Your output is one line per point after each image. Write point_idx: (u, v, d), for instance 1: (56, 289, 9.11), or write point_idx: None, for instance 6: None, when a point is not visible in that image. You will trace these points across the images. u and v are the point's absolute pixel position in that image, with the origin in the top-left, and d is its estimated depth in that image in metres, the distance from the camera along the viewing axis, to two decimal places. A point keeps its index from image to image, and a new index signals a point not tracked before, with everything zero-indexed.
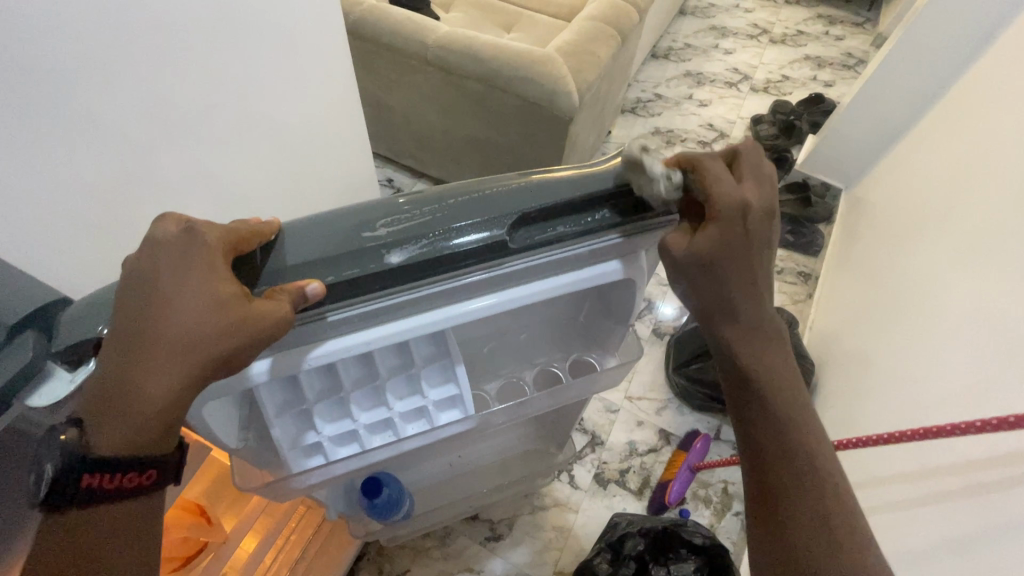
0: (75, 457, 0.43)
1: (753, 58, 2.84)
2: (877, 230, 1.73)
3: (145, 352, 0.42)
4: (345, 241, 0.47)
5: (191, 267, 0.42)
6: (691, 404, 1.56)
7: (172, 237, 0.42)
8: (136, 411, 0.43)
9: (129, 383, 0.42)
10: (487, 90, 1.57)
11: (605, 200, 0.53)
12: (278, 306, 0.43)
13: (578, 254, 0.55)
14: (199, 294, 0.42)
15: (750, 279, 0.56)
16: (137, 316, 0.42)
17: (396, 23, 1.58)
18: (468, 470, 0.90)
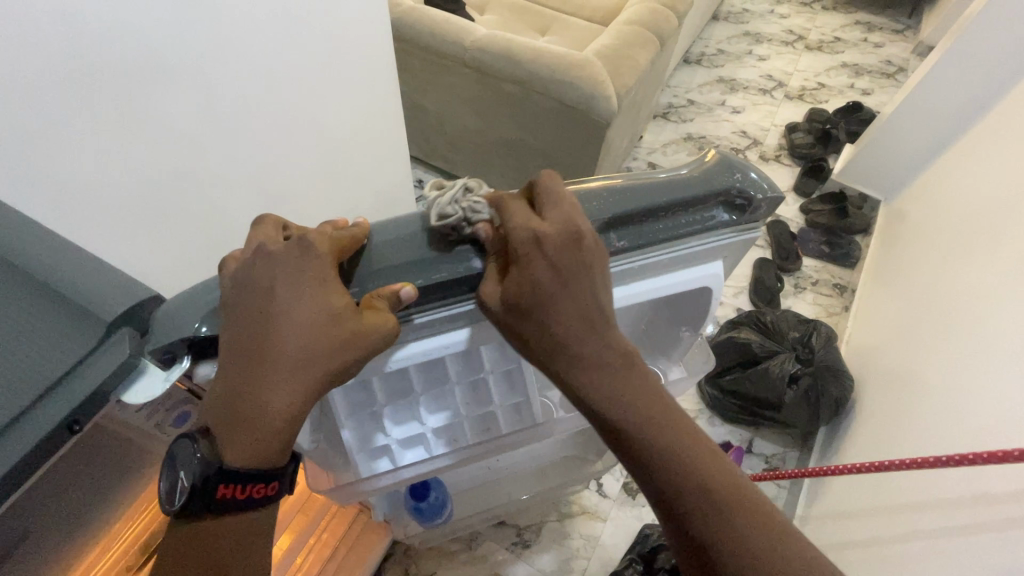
0: (212, 469, 0.45)
1: (788, 65, 2.80)
2: (920, 243, 1.68)
3: (267, 366, 0.45)
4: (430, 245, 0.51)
5: (306, 283, 0.45)
6: (723, 416, 1.53)
7: (285, 250, 0.45)
8: (271, 421, 0.46)
9: (262, 396, 0.45)
10: (523, 93, 1.56)
11: (686, 208, 0.51)
12: (379, 310, 0.47)
13: (660, 261, 0.55)
14: (317, 305, 0.46)
15: (562, 323, 0.50)
16: (258, 332, 0.44)
17: (434, 25, 1.58)
18: (506, 476, 0.89)
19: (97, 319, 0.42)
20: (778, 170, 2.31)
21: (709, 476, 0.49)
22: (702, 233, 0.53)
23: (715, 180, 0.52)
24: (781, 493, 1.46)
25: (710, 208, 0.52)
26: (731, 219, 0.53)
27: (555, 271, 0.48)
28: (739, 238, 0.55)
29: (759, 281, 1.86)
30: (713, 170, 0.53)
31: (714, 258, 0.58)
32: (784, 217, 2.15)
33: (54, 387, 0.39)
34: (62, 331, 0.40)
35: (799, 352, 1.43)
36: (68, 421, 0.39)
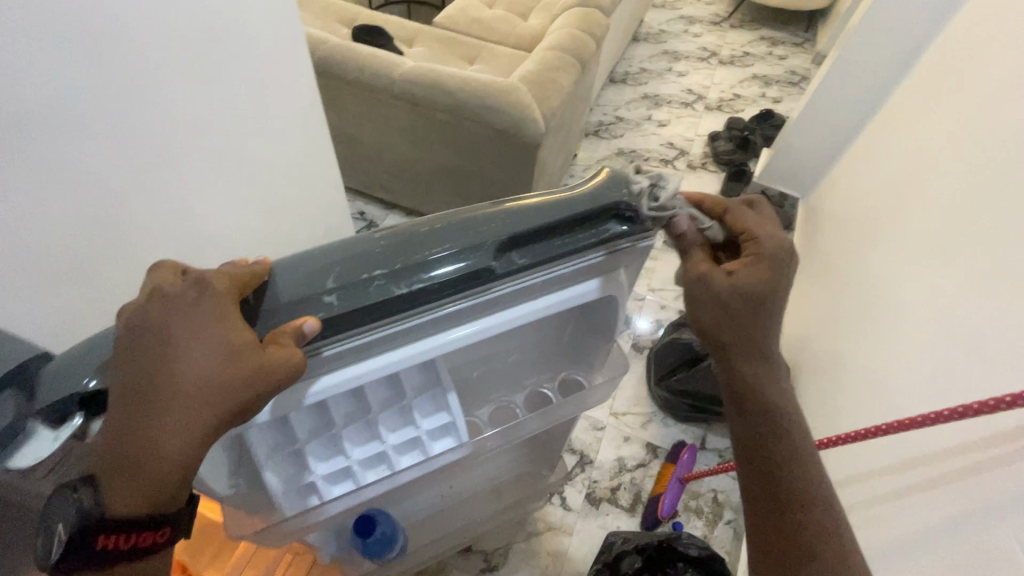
0: (92, 519, 0.44)
1: (705, 79, 2.99)
2: (835, 235, 1.81)
3: (159, 407, 0.44)
4: (329, 276, 0.49)
5: (204, 322, 0.45)
6: (676, 416, 1.58)
7: (183, 289, 0.45)
8: (158, 467, 0.45)
9: (151, 441, 0.45)
10: (455, 120, 1.60)
11: (580, 225, 0.54)
12: (287, 348, 0.46)
13: (562, 275, 0.57)
14: (215, 344, 0.45)
15: (760, 318, 0.65)
16: (151, 375, 0.44)
17: (362, 60, 1.61)
18: (461, 501, 0.89)
19: None
20: (706, 177, 2.44)
21: (815, 462, 0.68)
22: (600, 245, 0.55)
23: (605, 195, 0.54)
24: (736, 485, 1.50)
25: (602, 222, 0.55)
26: (626, 230, 0.56)
27: (790, 258, 0.65)
28: (637, 246, 0.58)
29: None
30: (608, 183, 0.55)
31: (614, 267, 0.60)
32: None
33: None
34: None
35: None
36: None
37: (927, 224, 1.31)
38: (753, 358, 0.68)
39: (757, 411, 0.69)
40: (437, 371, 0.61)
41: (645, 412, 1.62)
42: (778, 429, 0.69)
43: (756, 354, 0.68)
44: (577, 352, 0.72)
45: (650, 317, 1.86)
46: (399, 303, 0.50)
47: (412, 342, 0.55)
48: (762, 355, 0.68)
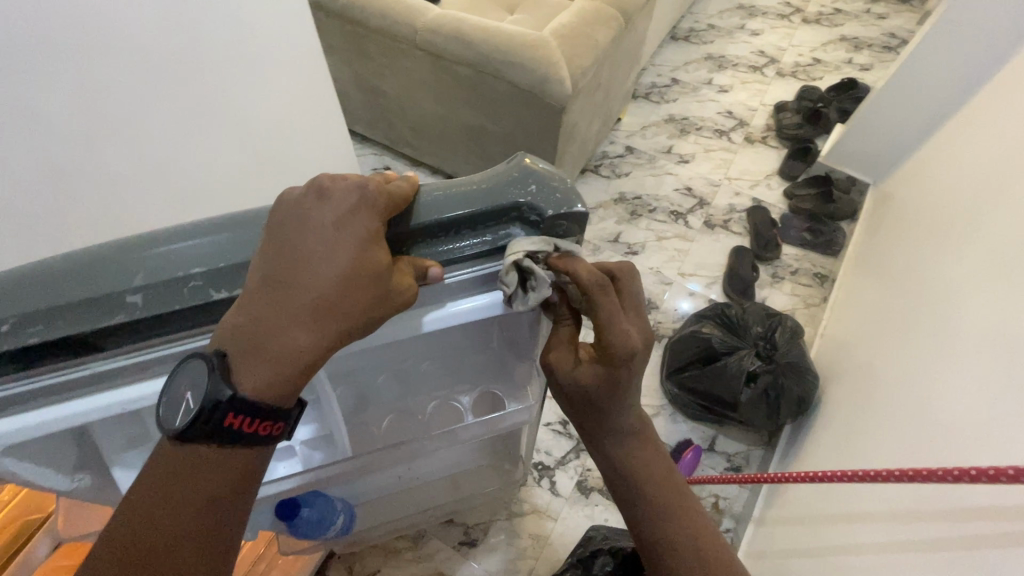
0: (221, 398, 0.42)
1: (782, 39, 2.65)
2: (901, 231, 1.58)
3: (290, 301, 0.43)
4: (160, 265, 0.45)
5: (355, 230, 0.43)
6: (685, 412, 1.48)
7: (346, 192, 0.43)
8: (283, 360, 0.44)
9: (285, 333, 0.43)
10: (477, 76, 1.49)
11: (474, 227, 0.50)
12: (408, 281, 0.47)
13: (458, 281, 0.53)
14: (355, 255, 0.43)
15: (599, 405, 0.62)
16: (293, 271, 0.43)
17: (384, 6, 1.51)
18: (414, 487, 0.86)
19: None
20: (763, 153, 2.20)
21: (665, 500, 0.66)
22: (500, 250, 0.52)
23: (504, 194, 0.49)
24: (741, 494, 1.42)
25: (500, 224, 0.50)
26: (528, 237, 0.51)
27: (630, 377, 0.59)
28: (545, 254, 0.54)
29: (734, 270, 1.78)
30: (505, 180, 0.49)
31: None
32: (766, 202, 2.05)
33: None
34: None
35: (761, 348, 1.37)
36: None
37: (1008, 228, 1.09)
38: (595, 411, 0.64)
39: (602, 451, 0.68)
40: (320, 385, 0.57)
41: (652, 404, 1.53)
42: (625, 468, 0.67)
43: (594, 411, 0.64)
44: (491, 369, 0.70)
45: (674, 304, 1.73)
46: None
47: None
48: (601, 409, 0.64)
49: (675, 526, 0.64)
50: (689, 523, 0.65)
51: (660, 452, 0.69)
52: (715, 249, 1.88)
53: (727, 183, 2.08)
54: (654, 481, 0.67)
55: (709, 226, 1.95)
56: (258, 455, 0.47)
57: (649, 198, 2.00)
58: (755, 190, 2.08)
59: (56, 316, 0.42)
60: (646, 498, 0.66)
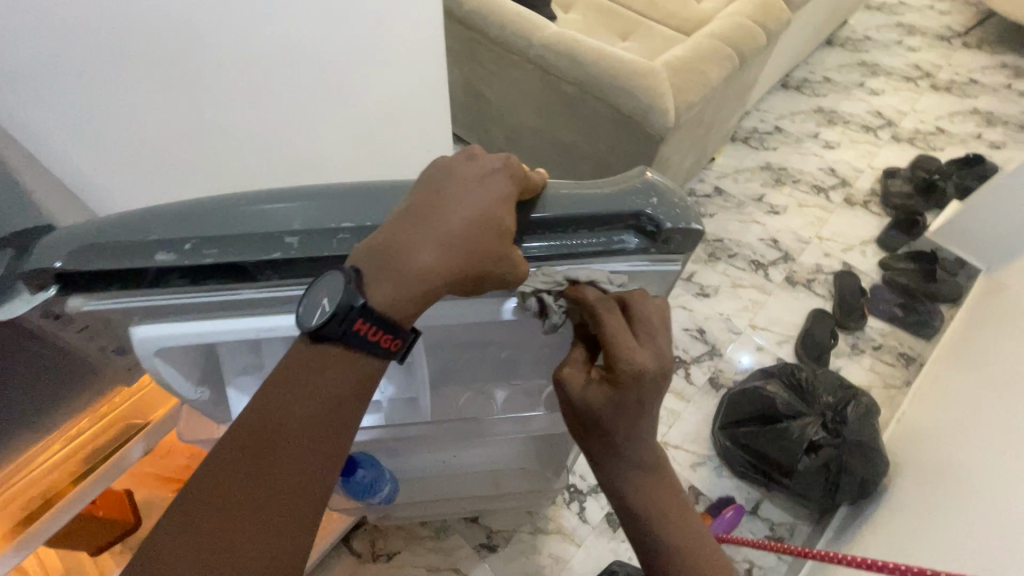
0: (356, 302, 0.45)
1: (904, 103, 2.50)
2: (1012, 325, 1.43)
3: (430, 229, 0.46)
4: (316, 215, 0.49)
5: (495, 187, 0.48)
6: (732, 468, 1.41)
7: (490, 158, 0.50)
8: (410, 281, 0.46)
9: (420, 257, 0.46)
10: (581, 96, 1.52)
11: (590, 227, 0.52)
12: (521, 255, 0.49)
13: (564, 276, 0.55)
14: (493, 205, 0.47)
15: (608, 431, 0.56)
16: (437, 205, 0.47)
17: (505, 19, 1.59)
18: (458, 474, 0.88)
19: None
20: (863, 217, 2.07)
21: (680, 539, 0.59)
22: (610, 253, 0.53)
23: (628, 202, 0.50)
24: (778, 567, 1.33)
25: (616, 229, 0.52)
26: (640, 244, 0.52)
27: (640, 402, 0.53)
28: (649, 264, 0.55)
29: (810, 332, 1.69)
30: (627, 188, 0.51)
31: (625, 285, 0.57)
32: (858, 269, 1.93)
33: None
34: None
35: (829, 419, 1.28)
36: None
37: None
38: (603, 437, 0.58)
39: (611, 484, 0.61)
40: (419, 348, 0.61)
41: (698, 452, 1.47)
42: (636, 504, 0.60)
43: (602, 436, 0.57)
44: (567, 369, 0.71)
45: (740, 355, 1.66)
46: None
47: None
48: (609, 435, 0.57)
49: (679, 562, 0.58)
50: (699, 556, 0.58)
51: (664, 480, 0.60)
52: (793, 307, 1.80)
53: (817, 241, 1.99)
54: (653, 512, 0.59)
55: (790, 282, 1.86)
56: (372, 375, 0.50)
57: (731, 242, 1.94)
58: (847, 254, 1.96)
59: (229, 243, 0.47)
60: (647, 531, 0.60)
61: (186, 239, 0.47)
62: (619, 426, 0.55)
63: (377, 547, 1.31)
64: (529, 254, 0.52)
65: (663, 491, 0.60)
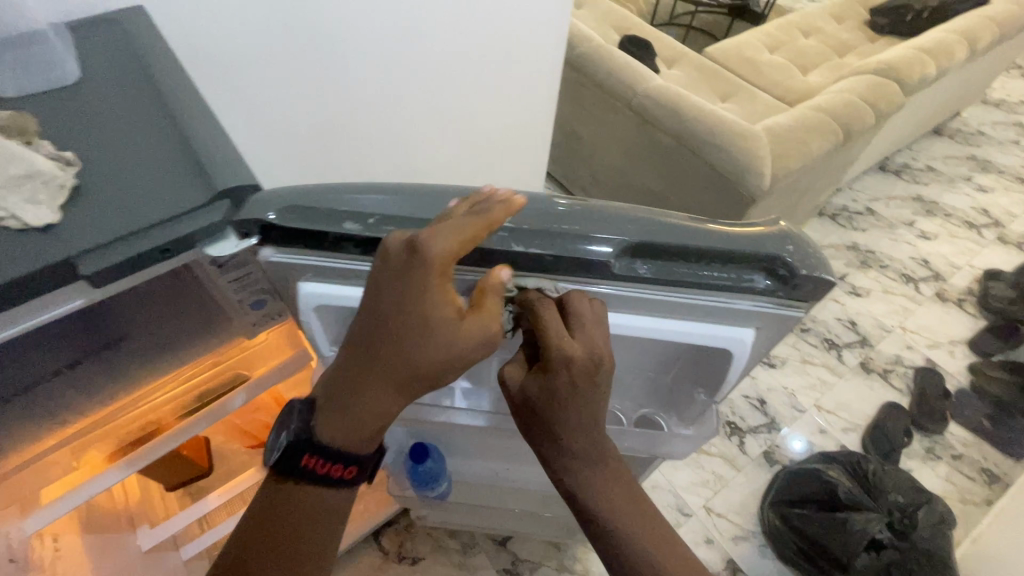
0: (304, 438, 0.50)
1: (1015, 205, 2.36)
2: None
3: (363, 360, 0.46)
4: (452, 204, 0.44)
5: (419, 280, 0.41)
6: (778, 551, 1.33)
7: (405, 245, 0.41)
8: (363, 415, 0.48)
9: (360, 389, 0.47)
10: (677, 148, 1.55)
11: (716, 260, 0.44)
12: (491, 318, 0.44)
13: (679, 304, 0.47)
14: (422, 317, 0.43)
15: (553, 430, 0.51)
16: (366, 326, 0.45)
17: (614, 67, 1.66)
18: (509, 489, 0.90)
19: (209, 185, 0.42)
20: (955, 315, 1.95)
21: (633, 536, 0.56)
22: (732, 292, 0.45)
23: (765, 243, 0.44)
24: None
25: (747, 269, 0.44)
26: (770, 289, 0.44)
27: (578, 392, 0.48)
28: (773, 311, 0.47)
29: (882, 425, 1.59)
30: (760, 232, 0.45)
31: (747, 324, 0.49)
32: (943, 369, 1.80)
33: (152, 225, 0.39)
34: (188, 184, 0.42)
35: (896, 521, 1.20)
36: (160, 247, 0.39)
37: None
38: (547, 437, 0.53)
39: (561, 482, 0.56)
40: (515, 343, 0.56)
41: (742, 526, 1.40)
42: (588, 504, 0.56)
43: (547, 436, 0.53)
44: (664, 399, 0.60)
45: (802, 435, 1.58)
46: (567, 259, 0.45)
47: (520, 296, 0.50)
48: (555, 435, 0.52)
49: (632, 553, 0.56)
50: (651, 547, 0.56)
51: (621, 473, 0.56)
52: (866, 396, 1.69)
53: (901, 332, 1.88)
54: (609, 506, 0.56)
55: (865, 369, 1.77)
56: (336, 490, 0.53)
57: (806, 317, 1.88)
58: (933, 351, 1.84)
59: (405, 220, 0.42)
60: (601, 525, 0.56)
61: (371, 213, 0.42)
62: (558, 427, 0.51)
63: (403, 549, 1.33)
64: (641, 275, 0.45)
65: (624, 486, 0.56)
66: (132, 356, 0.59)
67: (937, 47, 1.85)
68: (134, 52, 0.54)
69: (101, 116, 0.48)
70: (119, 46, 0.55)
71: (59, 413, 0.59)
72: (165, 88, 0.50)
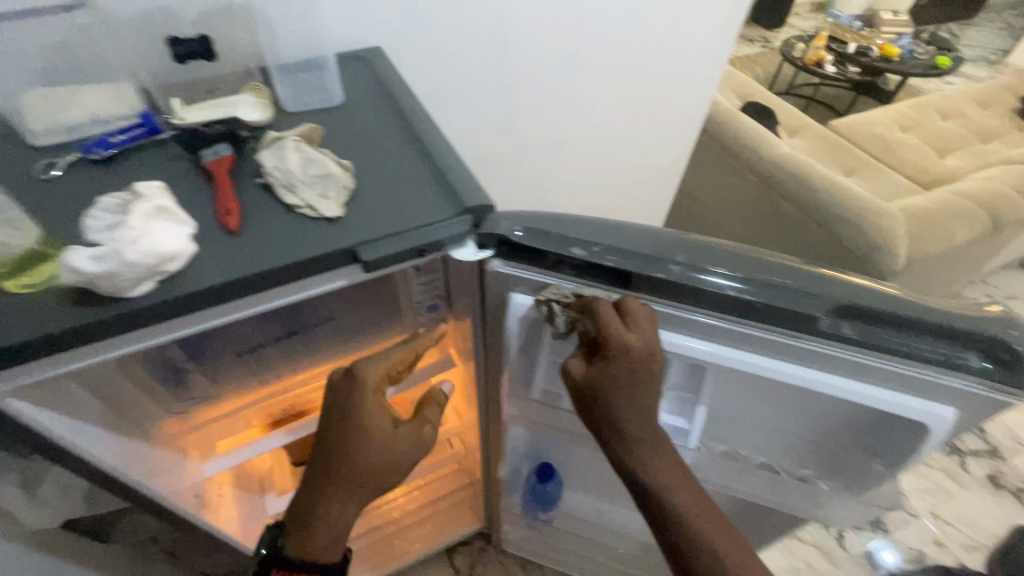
0: (275, 555, 0.61)
1: None
2: None
3: (316, 480, 0.59)
4: (658, 244, 0.46)
5: (356, 402, 0.57)
6: None
7: (339, 382, 0.58)
8: (324, 528, 0.59)
9: (321, 506, 0.59)
10: (801, 216, 1.53)
11: (930, 332, 0.41)
12: (405, 429, 0.61)
13: (881, 370, 0.43)
14: (367, 436, 0.58)
15: (615, 410, 0.46)
16: (316, 454, 0.59)
17: (741, 130, 1.68)
18: (610, 531, 0.89)
19: (458, 201, 0.49)
20: None
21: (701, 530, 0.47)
22: (941, 367, 0.41)
23: (983, 324, 0.41)
24: None
25: (961, 347, 0.41)
26: (985, 372, 0.41)
27: (636, 377, 0.45)
28: (986, 399, 0.42)
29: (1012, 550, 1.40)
30: (976, 312, 0.42)
31: (948, 405, 0.43)
32: None
33: (412, 228, 0.47)
34: (441, 199, 0.50)
35: None
36: (418, 247, 0.47)
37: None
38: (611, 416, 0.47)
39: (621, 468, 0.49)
40: (701, 382, 0.51)
41: None
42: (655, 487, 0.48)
43: (607, 418, 0.47)
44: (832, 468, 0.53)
45: (912, 541, 1.43)
46: (782, 313, 0.42)
47: (714, 341, 0.46)
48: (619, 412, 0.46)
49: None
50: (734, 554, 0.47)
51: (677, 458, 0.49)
52: (992, 512, 1.51)
53: None
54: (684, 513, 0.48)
55: (993, 482, 1.58)
56: None
57: None
58: None
59: (624, 254, 0.45)
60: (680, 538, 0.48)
61: (593, 242, 0.46)
62: (623, 407, 0.46)
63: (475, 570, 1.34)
64: (844, 338, 0.42)
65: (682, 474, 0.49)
66: (329, 334, 0.67)
67: None
68: (385, 83, 0.64)
69: (363, 133, 0.58)
70: (371, 77, 0.66)
71: (260, 374, 0.66)
72: (411, 115, 0.60)
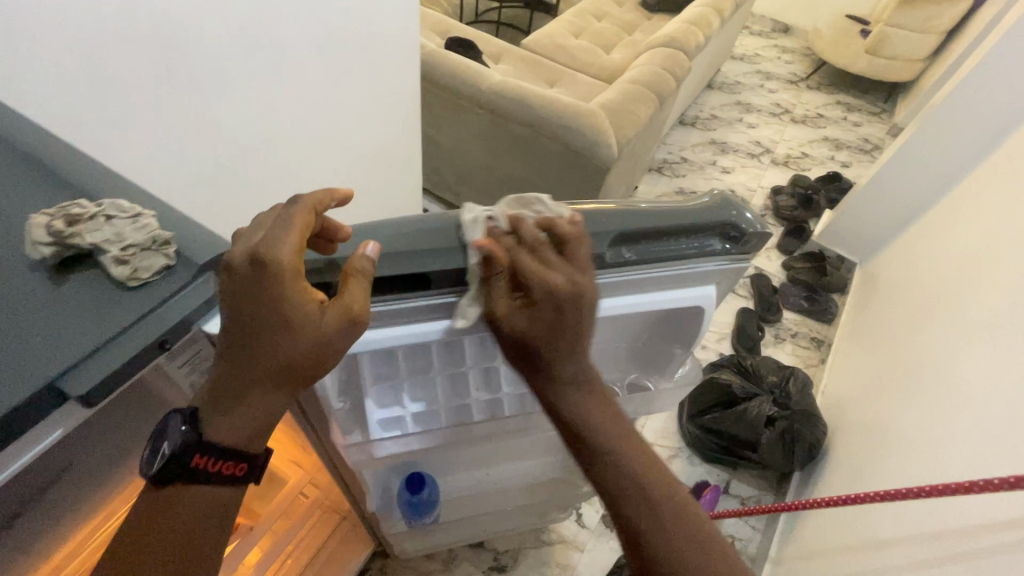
0: (190, 440, 0.45)
1: (775, 134, 3.00)
2: (896, 307, 1.77)
3: (243, 360, 0.44)
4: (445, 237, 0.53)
5: (269, 286, 0.42)
6: (701, 454, 1.56)
7: (241, 270, 0.42)
8: (248, 416, 0.46)
9: (238, 390, 0.45)
10: (532, 134, 1.68)
11: (685, 235, 0.56)
12: (359, 290, 0.45)
13: (664, 275, 0.57)
14: (294, 315, 0.43)
15: (553, 350, 0.56)
16: (236, 328, 0.43)
17: (455, 69, 1.72)
18: (493, 492, 0.95)
19: (188, 261, 0.42)
20: None
21: (657, 508, 0.54)
22: (696, 256, 0.56)
23: (715, 213, 0.57)
24: (754, 535, 1.48)
25: (715, 233, 0.57)
26: (725, 247, 0.56)
27: (564, 299, 0.52)
28: (727, 268, 0.59)
29: (742, 328, 1.94)
30: (705, 207, 0.57)
31: (707, 282, 0.60)
32: (766, 271, 2.25)
33: (131, 325, 0.38)
34: (157, 268, 0.41)
35: (777, 396, 1.48)
36: (157, 340, 0.39)
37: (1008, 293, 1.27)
38: (572, 387, 0.58)
39: (579, 430, 0.57)
40: None
41: (671, 445, 1.61)
42: (613, 448, 0.57)
43: (573, 381, 0.58)
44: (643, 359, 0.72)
45: None
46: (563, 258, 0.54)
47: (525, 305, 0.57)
48: (574, 387, 0.58)
49: (666, 536, 0.53)
50: (670, 520, 0.53)
51: (633, 440, 0.58)
52: (725, 309, 2.05)
53: None
54: (659, 514, 0.54)
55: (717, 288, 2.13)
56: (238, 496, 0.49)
57: None
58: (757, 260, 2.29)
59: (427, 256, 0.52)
60: (645, 539, 0.53)
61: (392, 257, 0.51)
62: (579, 346, 0.55)
63: None
64: (626, 260, 0.55)
65: (637, 456, 0.57)
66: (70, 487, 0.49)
67: (699, 20, 2.25)
68: (5, 143, 0.47)
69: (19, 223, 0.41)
70: None
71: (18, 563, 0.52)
72: (76, 179, 0.46)
